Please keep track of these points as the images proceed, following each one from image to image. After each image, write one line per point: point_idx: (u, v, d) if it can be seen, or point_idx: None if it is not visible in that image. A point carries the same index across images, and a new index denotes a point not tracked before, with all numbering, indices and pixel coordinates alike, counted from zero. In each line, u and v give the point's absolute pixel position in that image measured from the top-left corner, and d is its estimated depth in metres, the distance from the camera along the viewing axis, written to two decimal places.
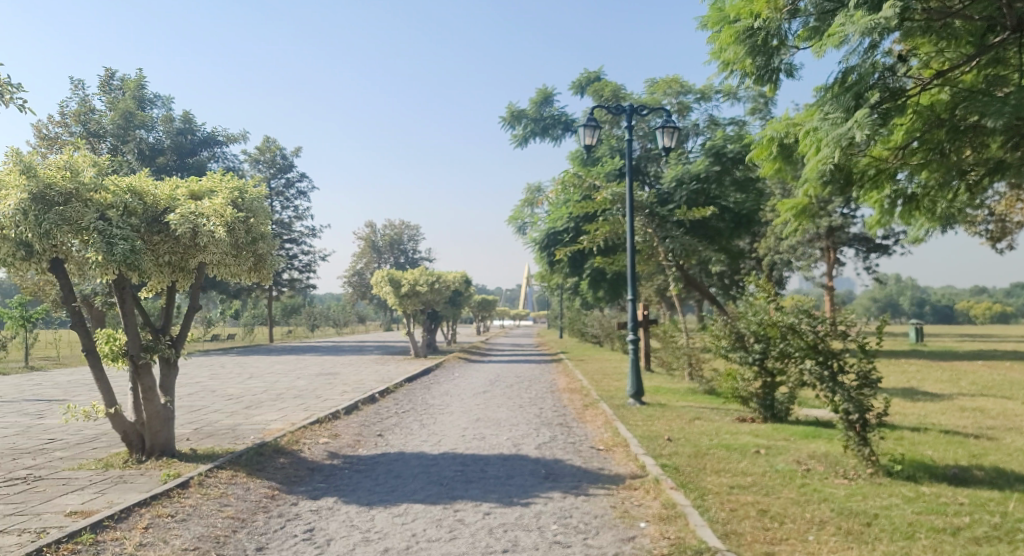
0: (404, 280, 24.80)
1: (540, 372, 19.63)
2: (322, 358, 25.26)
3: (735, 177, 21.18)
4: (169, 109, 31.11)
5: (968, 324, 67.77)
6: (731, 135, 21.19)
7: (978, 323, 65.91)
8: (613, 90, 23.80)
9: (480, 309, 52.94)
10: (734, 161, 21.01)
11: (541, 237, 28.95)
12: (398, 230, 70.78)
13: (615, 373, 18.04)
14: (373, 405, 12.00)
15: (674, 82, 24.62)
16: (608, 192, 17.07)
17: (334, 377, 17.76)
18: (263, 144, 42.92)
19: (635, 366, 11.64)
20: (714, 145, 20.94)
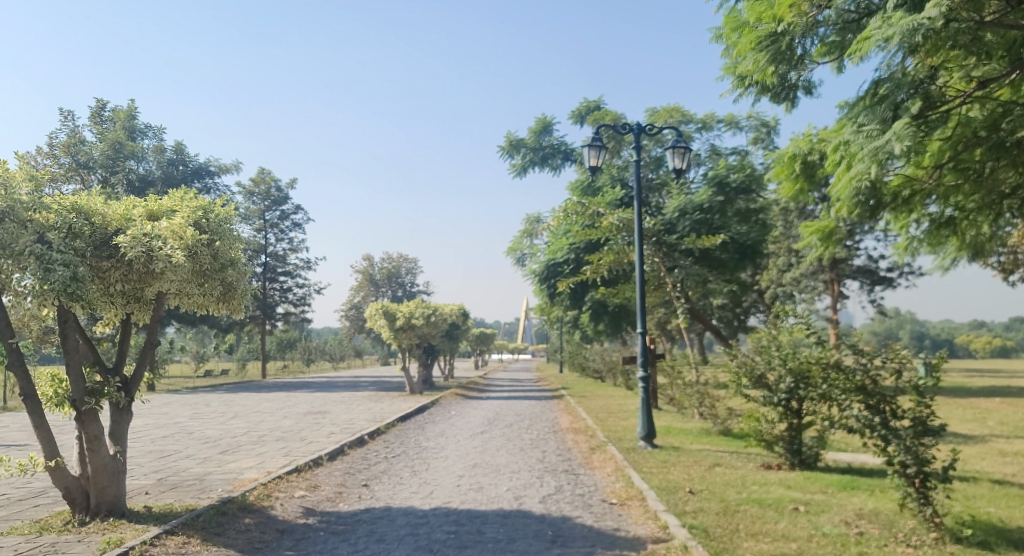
0: (399, 313, 23.93)
1: (541, 410, 18.64)
2: (314, 395, 24.22)
3: (739, 208, 20.43)
4: (160, 139, 30.45)
5: (972, 358, 66.90)
6: (734, 164, 20.52)
7: (981, 358, 65.05)
8: (613, 119, 23.15)
9: (479, 343, 51.96)
10: (738, 191, 20.30)
11: (540, 269, 28.13)
12: (395, 263, 69.97)
13: (620, 411, 17.09)
14: (360, 448, 11.03)
15: (675, 111, 24.03)
16: (615, 218, 16.32)
17: (324, 415, 16.77)
18: (257, 175, 42.32)
19: (646, 406, 10.71)
20: (717, 174, 20.23)
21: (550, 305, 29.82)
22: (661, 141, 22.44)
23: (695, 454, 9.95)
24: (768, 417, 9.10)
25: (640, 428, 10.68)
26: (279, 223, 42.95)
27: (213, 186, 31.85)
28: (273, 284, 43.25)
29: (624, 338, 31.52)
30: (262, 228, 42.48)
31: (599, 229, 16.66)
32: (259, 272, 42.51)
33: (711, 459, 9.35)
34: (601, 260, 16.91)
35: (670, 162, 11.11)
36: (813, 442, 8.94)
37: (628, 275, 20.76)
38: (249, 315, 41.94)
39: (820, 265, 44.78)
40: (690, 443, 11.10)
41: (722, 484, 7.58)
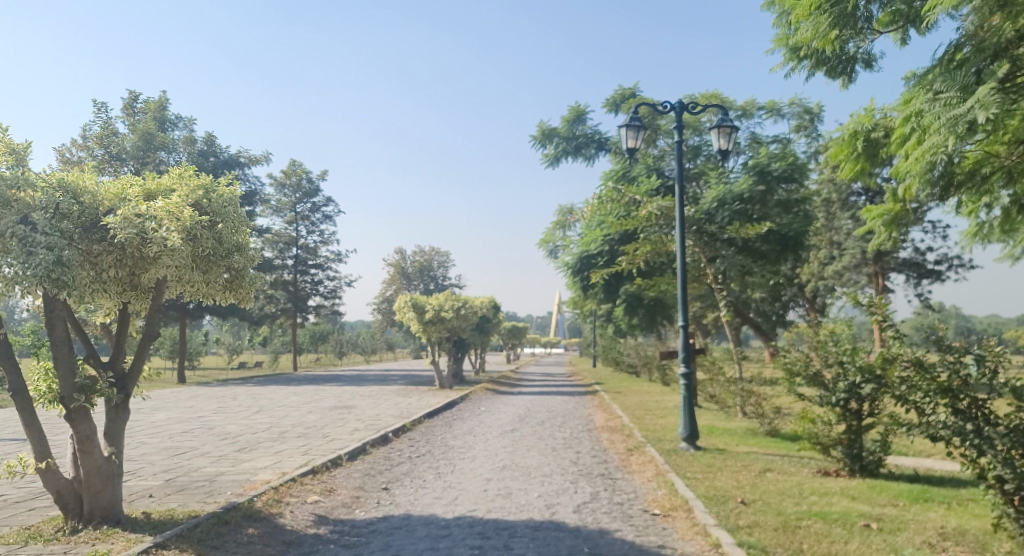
0: (428, 305, 23.41)
1: (575, 406, 17.96)
2: (342, 389, 23.86)
3: (780, 198, 19.42)
4: (191, 130, 30.32)
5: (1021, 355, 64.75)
6: (776, 152, 19.52)
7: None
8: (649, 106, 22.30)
9: (511, 336, 51.41)
10: (780, 180, 19.35)
11: (573, 261, 27.41)
12: (427, 256, 69.73)
13: (657, 408, 16.35)
14: (383, 447, 10.45)
15: (713, 97, 23.08)
16: (654, 206, 15.52)
17: (350, 410, 16.30)
18: (288, 168, 42.22)
19: (688, 404, 9.97)
20: (758, 162, 19.26)
21: (583, 298, 29.09)
22: (699, 129, 21.56)
23: (743, 457, 9.20)
24: (825, 418, 8.33)
25: (681, 428, 9.96)
26: (310, 215, 42.80)
27: (245, 178, 31.63)
28: (305, 276, 43.13)
29: (658, 333, 30.70)
30: (293, 220, 42.38)
31: (636, 218, 15.85)
32: (291, 265, 42.41)
33: (761, 463, 8.60)
34: (637, 252, 16.10)
35: (714, 143, 10.26)
36: (875, 445, 8.13)
37: (665, 266, 19.95)
38: (281, 308, 41.86)
39: (863, 258, 43.42)
40: (735, 444, 10.34)
41: (776, 493, 6.84)
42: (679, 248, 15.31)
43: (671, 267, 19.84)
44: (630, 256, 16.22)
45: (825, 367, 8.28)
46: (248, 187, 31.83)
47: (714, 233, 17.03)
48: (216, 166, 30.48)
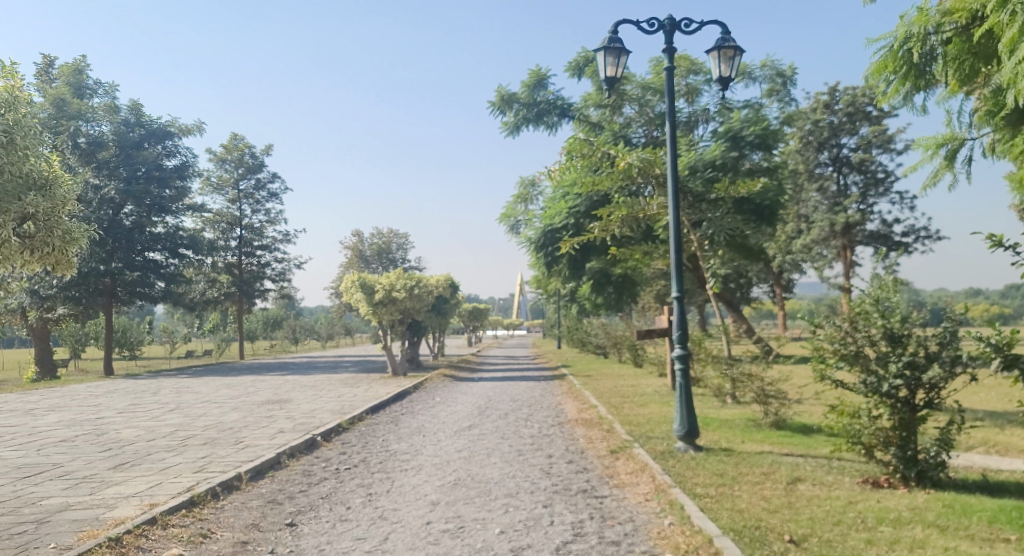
0: (378, 285, 21.20)
1: (541, 394, 15.99)
2: (285, 378, 21.56)
3: (752, 166, 17.94)
4: (113, 97, 27.40)
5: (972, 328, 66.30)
6: (748, 116, 18.13)
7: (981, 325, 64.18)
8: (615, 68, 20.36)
9: (471, 319, 49.35)
10: (753, 146, 17.88)
11: (537, 236, 25.47)
12: (386, 238, 67.17)
13: (635, 394, 14.43)
14: (306, 455, 8.34)
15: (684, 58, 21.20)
16: (634, 157, 13.46)
17: (282, 405, 14.08)
18: (230, 142, 39.44)
19: (685, 393, 8.05)
20: (729, 128, 17.85)
21: (547, 276, 27.18)
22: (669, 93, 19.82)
23: (758, 460, 7.33)
24: (869, 411, 6.46)
25: (675, 422, 8.04)
26: (255, 194, 40.09)
27: (176, 150, 28.73)
28: (251, 259, 40.42)
29: (626, 313, 28.96)
30: (237, 199, 39.66)
31: (612, 175, 13.76)
32: (234, 246, 39.69)
33: (786, 471, 6.75)
34: (612, 220, 13.99)
35: (714, 70, 8.26)
36: (934, 444, 6.29)
37: (640, 237, 18.10)
38: (225, 293, 39.10)
39: (831, 231, 42.41)
40: (739, 440, 8.48)
41: (832, 524, 4.93)
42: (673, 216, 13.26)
43: (647, 238, 18.08)
44: (603, 224, 14.13)
45: (871, 344, 6.42)
46: (181, 159, 28.91)
47: (699, 195, 15.08)
48: (141, 136, 27.51)
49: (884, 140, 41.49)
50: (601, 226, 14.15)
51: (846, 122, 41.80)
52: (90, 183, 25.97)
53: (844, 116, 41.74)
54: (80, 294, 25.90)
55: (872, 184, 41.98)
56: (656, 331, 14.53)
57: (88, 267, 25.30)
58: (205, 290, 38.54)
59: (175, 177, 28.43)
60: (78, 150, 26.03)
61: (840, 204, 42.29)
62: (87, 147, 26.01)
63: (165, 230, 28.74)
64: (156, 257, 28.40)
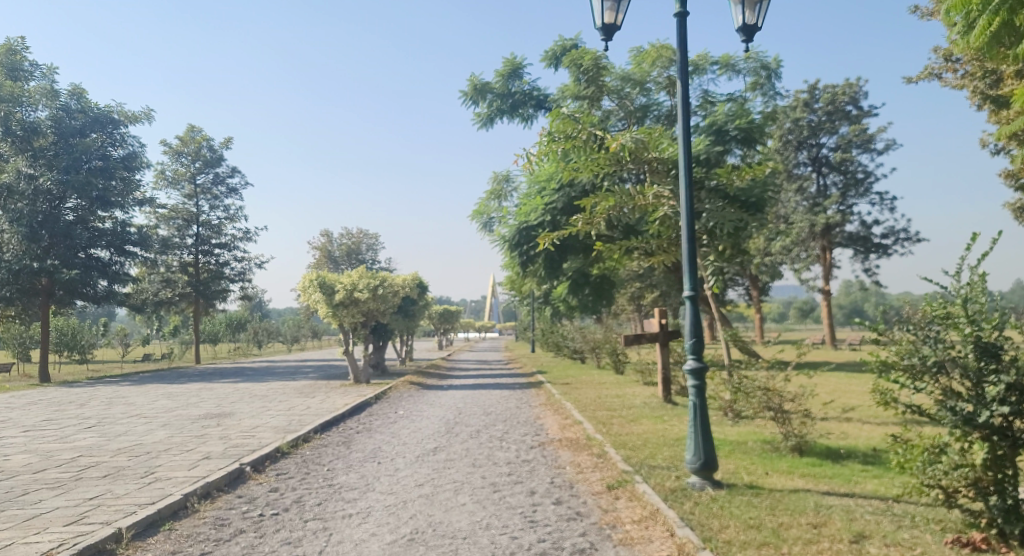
0: (338, 285, 19.46)
1: (517, 406, 14.35)
2: (236, 387, 19.72)
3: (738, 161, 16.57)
4: (52, 80, 25.29)
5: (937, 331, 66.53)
6: (734, 109, 16.79)
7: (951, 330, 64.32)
8: (594, 58, 18.53)
9: (443, 322, 47.65)
10: (739, 140, 16.52)
11: (511, 233, 23.87)
12: (355, 239, 65.04)
13: (623, 407, 12.88)
14: (226, 494, 6.63)
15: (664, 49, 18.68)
16: (625, 139, 11.68)
17: (220, 421, 12.27)
18: (186, 134, 37.26)
19: (700, 418, 6.48)
20: (714, 120, 16.48)
21: (522, 276, 25.56)
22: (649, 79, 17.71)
23: (797, 505, 5.78)
24: (954, 446, 4.90)
25: (686, 452, 6.51)
26: (213, 189, 37.99)
27: (123, 139, 26.65)
28: (209, 257, 38.23)
29: (602, 315, 27.40)
30: (193, 194, 37.55)
31: (597, 160, 11.97)
32: (191, 243, 37.52)
33: (842, 523, 5.18)
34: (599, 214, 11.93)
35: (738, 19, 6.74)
36: None
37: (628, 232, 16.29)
38: (181, 293, 37.16)
39: (812, 231, 41.20)
40: (761, 473, 6.94)
41: None
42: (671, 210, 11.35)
43: (634, 232, 16.29)
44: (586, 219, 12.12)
45: (956, 358, 4.88)
46: (127, 150, 26.84)
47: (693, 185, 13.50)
48: (83, 124, 25.40)
49: (864, 140, 40.47)
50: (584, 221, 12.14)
51: (825, 121, 40.64)
52: (23, 172, 23.88)
53: (823, 115, 40.61)
54: (12, 294, 23.79)
55: (853, 184, 40.78)
56: (646, 336, 12.98)
57: (21, 263, 23.32)
58: (157, 290, 36.82)
59: (121, 169, 26.30)
60: (12, 137, 24.05)
61: (819, 205, 41.16)
62: (21, 134, 24.06)
63: (110, 225, 26.72)
64: (100, 254, 26.35)
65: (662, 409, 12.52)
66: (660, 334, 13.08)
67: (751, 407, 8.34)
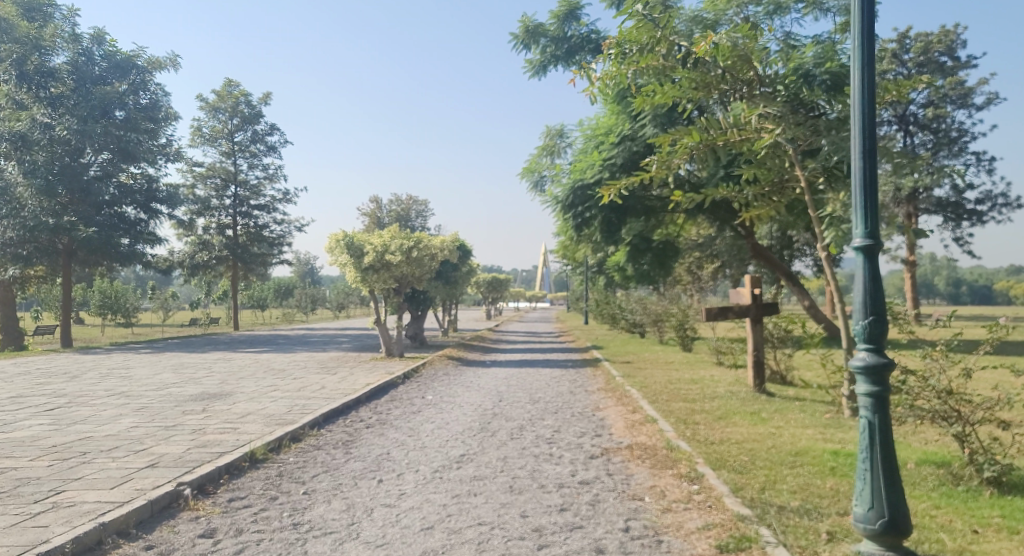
0: (368, 246, 17.21)
1: (570, 391, 11.92)
2: (257, 358, 17.75)
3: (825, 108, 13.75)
4: (73, 23, 23.33)
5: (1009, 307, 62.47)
6: (820, 50, 13.94)
7: (1019, 306, 60.67)
8: None
9: (491, 290, 45.47)
10: (827, 87, 13.74)
11: (564, 194, 21.13)
12: (405, 206, 63.38)
13: (704, 398, 10.35)
14: (128, 545, 4.33)
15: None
16: (726, 45, 8.71)
17: (211, 403, 10.13)
18: (223, 88, 35.53)
19: (881, 449, 3.89)
20: (801, 62, 13.64)
21: (575, 242, 23.00)
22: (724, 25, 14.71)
23: None
24: None
25: (855, 500, 3.97)
26: (252, 146, 36.27)
27: (146, 86, 24.72)
28: (248, 220, 36.55)
29: (660, 286, 24.77)
30: (231, 152, 35.86)
31: (685, 80, 8.96)
32: (229, 205, 35.99)
33: None
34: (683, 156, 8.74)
35: None
36: None
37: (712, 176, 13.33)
38: (217, 257, 35.75)
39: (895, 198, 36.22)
40: (968, 532, 4.35)
41: None
42: (784, 138, 8.26)
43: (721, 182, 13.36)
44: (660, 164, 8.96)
45: None
46: (152, 99, 24.94)
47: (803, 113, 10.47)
48: (104, 70, 23.67)
49: (960, 94, 36.19)
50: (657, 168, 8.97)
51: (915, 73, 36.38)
52: (39, 121, 22.31)
53: (913, 67, 35.65)
54: (31, 252, 22.32)
55: (944, 144, 36.59)
56: (733, 310, 10.42)
57: (36, 220, 21.78)
58: (193, 252, 35.53)
59: (144, 119, 24.55)
60: (29, 84, 22.47)
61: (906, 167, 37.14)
62: (38, 79, 22.44)
63: (133, 179, 25.11)
64: (125, 211, 24.80)
65: (753, 401, 9.91)
66: (751, 308, 10.54)
67: (916, 417, 5.73)
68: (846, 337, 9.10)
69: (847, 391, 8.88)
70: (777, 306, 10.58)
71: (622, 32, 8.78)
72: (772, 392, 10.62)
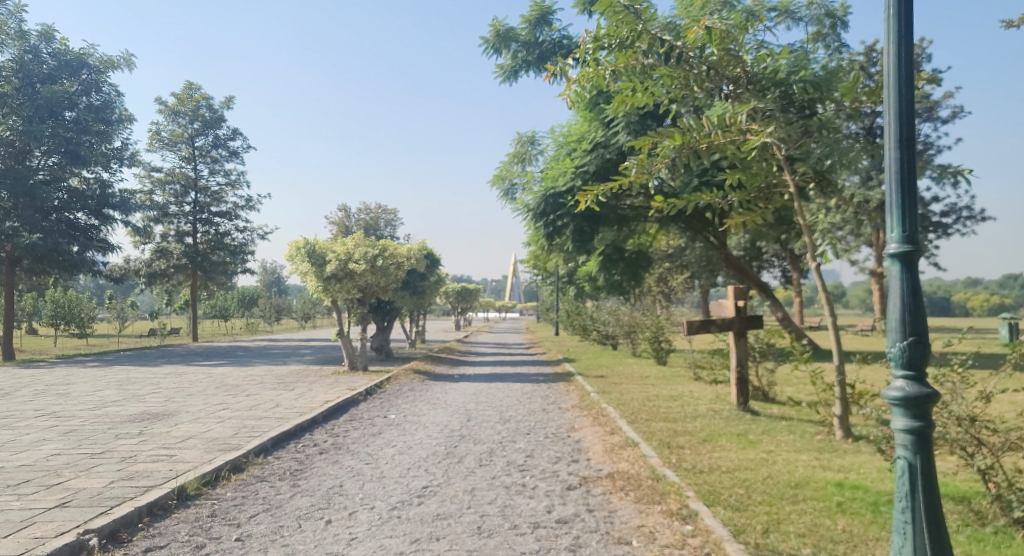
0: (330, 255, 16.35)
1: (543, 409, 11.20)
2: (211, 373, 16.73)
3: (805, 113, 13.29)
4: (20, 19, 22.15)
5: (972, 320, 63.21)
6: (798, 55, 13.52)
7: (981, 318, 61.46)
8: None
9: (460, 300, 44.63)
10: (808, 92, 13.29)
11: (535, 202, 20.33)
12: (373, 215, 62.32)
13: (686, 417, 9.70)
14: None
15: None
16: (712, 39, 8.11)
17: (150, 424, 9.21)
18: (183, 91, 34.38)
19: (922, 495, 3.28)
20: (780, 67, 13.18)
21: (546, 251, 22.38)
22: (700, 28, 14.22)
23: None
24: None
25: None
26: (213, 152, 35.14)
27: (98, 86, 23.65)
28: (208, 226, 35.33)
29: (631, 295, 24.23)
30: (191, 157, 34.69)
31: (669, 77, 8.33)
32: (188, 212, 34.79)
33: None
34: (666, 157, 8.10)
35: None
36: None
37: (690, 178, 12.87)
38: (176, 266, 34.66)
39: None
40: None
41: None
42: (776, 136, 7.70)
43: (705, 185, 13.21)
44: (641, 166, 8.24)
45: None
46: (104, 99, 23.82)
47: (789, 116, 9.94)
48: (54, 69, 22.55)
49: (928, 107, 36.33)
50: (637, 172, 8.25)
51: None
52: None
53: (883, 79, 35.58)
54: None
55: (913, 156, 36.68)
56: (715, 324, 9.81)
57: None
58: (150, 260, 34.36)
59: (94, 121, 23.41)
60: None
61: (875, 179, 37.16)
62: None
63: (82, 183, 23.92)
64: (74, 217, 23.60)
65: (738, 421, 9.28)
66: (734, 320, 9.94)
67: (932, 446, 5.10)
68: (838, 353, 8.50)
69: (838, 411, 8.30)
70: (762, 320, 9.99)
71: (600, 22, 8.06)
72: (756, 411, 10.02)
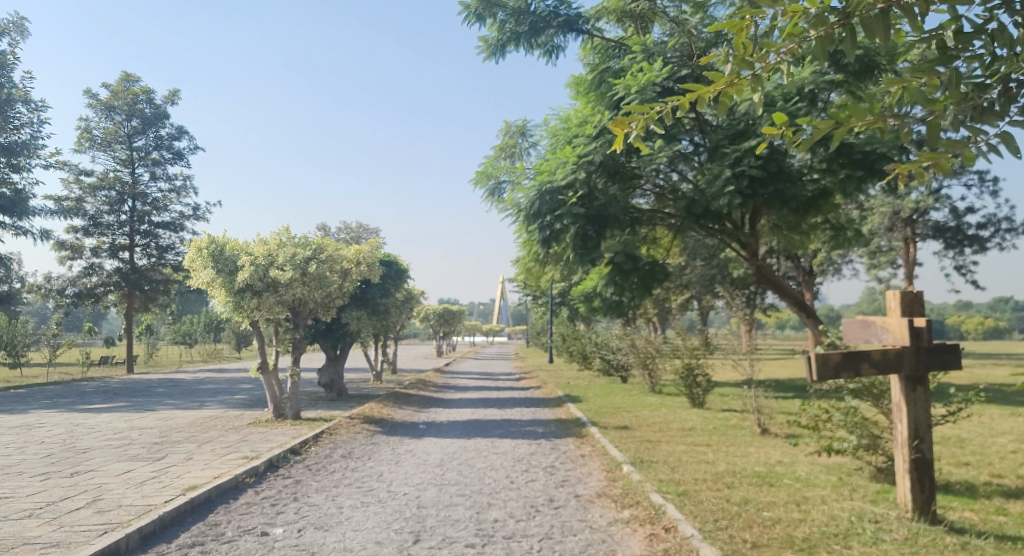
0: (244, 259, 11.73)
1: (554, 506, 6.57)
2: (77, 424, 11.93)
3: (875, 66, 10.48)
4: None
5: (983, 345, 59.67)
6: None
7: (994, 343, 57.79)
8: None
9: (442, 324, 39.99)
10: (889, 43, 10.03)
11: (527, 201, 15.37)
12: (353, 234, 57.83)
13: (828, 542, 5.09)
14: None
15: None
16: None
17: None
18: (118, 83, 29.79)
19: None
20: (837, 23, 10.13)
21: (540, 262, 17.70)
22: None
23: None
24: None
25: None
26: (154, 153, 30.55)
27: None
28: (148, 239, 30.63)
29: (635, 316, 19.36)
30: (129, 160, 30.08)
31: None
32: (124, 222, 30.11)
33: None
34: (790, 37, 3.18)
35: None
36: None
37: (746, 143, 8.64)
38: (107, 284, 29.88)
39: (894, 220, 31.64)
40: None
41: None
42: None
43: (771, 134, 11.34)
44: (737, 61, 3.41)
45: None
46: None
47: None
48: None
49: None
50: (733, 70, 3.44)
51: None
52: None
53: None
54: None
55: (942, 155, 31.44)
56: (871, 359, 5.30)
57: None
58: (76, 277, 29.66)
59: None
60: None
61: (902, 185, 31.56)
62: None
63: None
64: None
65: None
66: (907, 354, 5.39)
67: None
68: None
69: None
70: (960, 355, 5.44)
71: None
72: (947, 522, 5.47)
